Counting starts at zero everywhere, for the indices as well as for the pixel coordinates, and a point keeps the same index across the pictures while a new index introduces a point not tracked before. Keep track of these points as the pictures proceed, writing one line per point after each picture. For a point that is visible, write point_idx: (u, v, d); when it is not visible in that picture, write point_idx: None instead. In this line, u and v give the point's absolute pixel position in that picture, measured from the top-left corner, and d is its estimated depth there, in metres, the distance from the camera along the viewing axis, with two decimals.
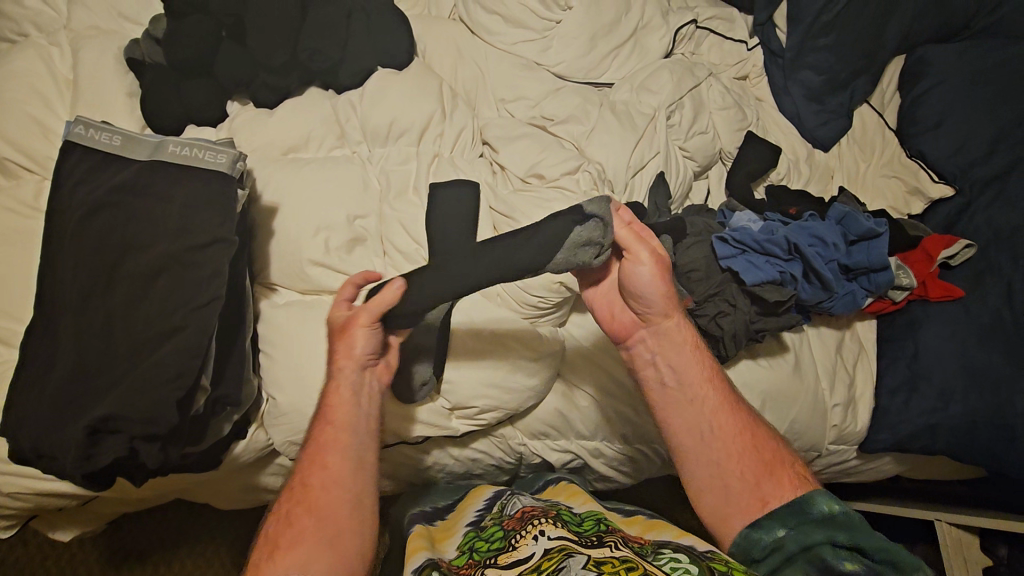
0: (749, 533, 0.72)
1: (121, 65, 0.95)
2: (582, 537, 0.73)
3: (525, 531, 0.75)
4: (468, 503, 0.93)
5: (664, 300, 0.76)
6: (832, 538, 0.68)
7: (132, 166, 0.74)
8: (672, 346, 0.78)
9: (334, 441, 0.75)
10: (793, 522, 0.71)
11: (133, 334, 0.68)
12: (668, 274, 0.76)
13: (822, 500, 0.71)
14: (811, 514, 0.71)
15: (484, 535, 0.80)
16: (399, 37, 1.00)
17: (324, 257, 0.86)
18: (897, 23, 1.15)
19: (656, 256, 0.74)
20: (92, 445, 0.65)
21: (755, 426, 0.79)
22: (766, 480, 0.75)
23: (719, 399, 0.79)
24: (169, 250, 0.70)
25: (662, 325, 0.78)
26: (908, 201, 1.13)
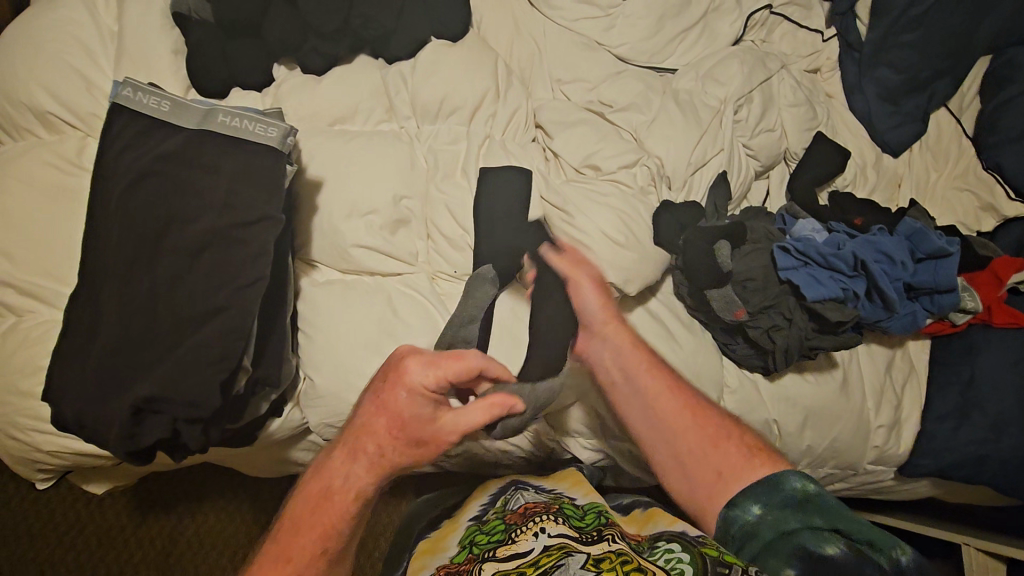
0: (726, 514, 0.69)
1: (167, 20, 0.90)
2: (583, 532, 0.73)
3: (525, 527, 0.75)
4: (474, 497, 0.90)
5: (606, 308, 0.82)
6: (810, 524, 0.62)
7: (181, 134, 0.70)
8: (620, 349, 0.82)
9: (308, 527, 0.67)
10: (765, 500, 0.67)
11: (177, 311, 0.67)
12: (607, 290, 0.83)
13: (796, 479, 0.67)
14: (783, 493, 0.66)
15: (486, 529, 0.78)
16: (456, 6, 0.94)
17: (367, 238, 0.84)
18: (991, 23, 1.06)
19: (595, 279, 0.81)
20: (135, 423, 0.65)
21: (710, 415, 0.79)
22: (715, 453, 0.74)
23: (672, 398, 0.80)
24: (215, 226, 0.68)
25: (611, 331, 0.82)
26: (980, 217, 1.07)
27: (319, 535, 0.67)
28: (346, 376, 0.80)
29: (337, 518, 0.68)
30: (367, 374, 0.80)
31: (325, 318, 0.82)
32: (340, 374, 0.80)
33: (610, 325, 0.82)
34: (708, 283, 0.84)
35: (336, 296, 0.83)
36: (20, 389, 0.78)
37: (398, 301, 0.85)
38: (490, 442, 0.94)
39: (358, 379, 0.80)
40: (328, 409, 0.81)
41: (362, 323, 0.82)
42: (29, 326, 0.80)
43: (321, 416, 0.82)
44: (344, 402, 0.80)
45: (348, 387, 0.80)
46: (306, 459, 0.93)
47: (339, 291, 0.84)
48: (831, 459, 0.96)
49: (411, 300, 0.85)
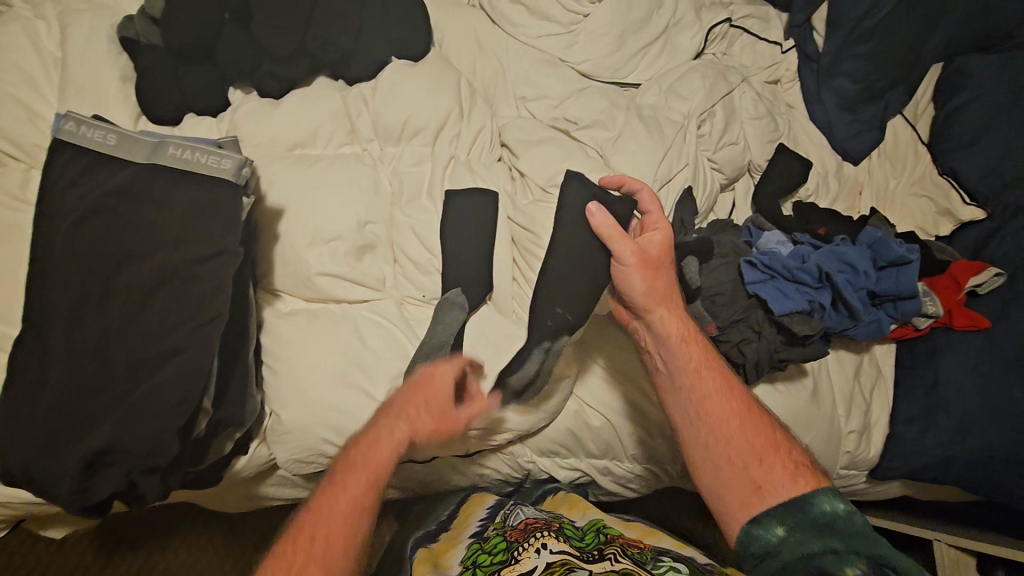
0: (749, 530, 0.69)
1: (115, 45, 0.87)
2: (584, 550, 0.74)
3: (527, 544, 0.76)
4: (468, 512, 0.91)
5: (657, 288, 0.78)
6: (830, 547, 0.64)
7: (128, 168, 0.67)
8: (666, 336, 0.78)
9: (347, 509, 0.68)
10: (793, 521, 0.67)
11: (130, 355, 0.64)
12: (662, 270, 0.79)
13: (826, 500, 0.68)
14: (811, 513, 0.67)
15: (487, 547, 0.79)
16: (416, 25, 0.93)
17: (332, 266, 0.82)
18: (940, 32, 1.09)
19: (639, 252, 0.77)
20: (87, 476, 0.62)
21: (757, 420, 0.76)
22: (756, 464, 0.72)
23: (717, 386, 0.77)
24: (169, 264, 0.66)
25: (659, 313, 0.78)
26: (936, 222, 1.10)
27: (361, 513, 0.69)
28: (313, 409, 0.78)
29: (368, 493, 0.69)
30: (336, 407, 0.78)
31: (289, 350, 0.79)
32: (307, 408, 0.78)
33: (660, 306, 0.78)
34: None
35: (301, 327, 0.81)
36: None
37: (365, 330, 0.82)
38: (466, 466, 0.93)
39: (326, 412, 0.78)
40: (296, 444, 0.79)
41: (329, 353, 0.79)
42: None
43: (289, 452, 0.79)
44: (312, 437, 0.78)
45: (315, 420, 0.78)
46: (277, 494, 0.91)
47: (304, 321, 0.82)
48: None
49: (378, 328, 0.83)
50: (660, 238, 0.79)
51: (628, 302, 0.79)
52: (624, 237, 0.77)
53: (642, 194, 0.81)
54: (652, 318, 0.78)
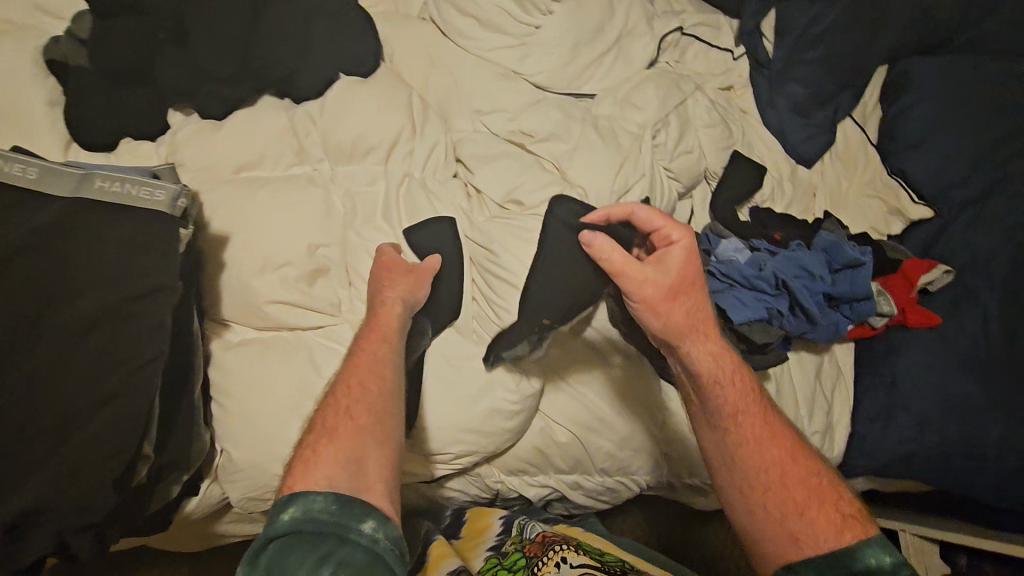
0: (782, 573, 0.62)
1: (40, 68, 0.82)
2: (604, 564, 0.71)
3: (548, 557, 0.73)
4: (484, 526, 0.90)
5: (681, 318, 0.71)
6: None
7: (50, 202, 0.63)
8: (694, 367, 0.71)
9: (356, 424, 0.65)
10: (826, 570, 0.60)
11: (57, 408, 0.59)
12: (683, 297, 0.71)
13: (869, 554, 0.60)
14: (850, 566, 0.60)
15: (506, 563, 0.78)
16: (365, 41, 0.91)
17: (283, 293, 0.79)
18: (884, 37, 1.12)
19: (653, 282, 0.70)
20: (15, 538, 0.57)
21: (800, 463, 0.68)
22: (795, 516, 0.64)
23: (755, 423, 0.70)
24: (99, 305, 0.62)
25: (685, 344, 0.71)
26: (888, 222, 1.12)
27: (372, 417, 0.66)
28: (267, 444, 0.74)
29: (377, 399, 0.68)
30: (290, 442, 0.75)
31: (241, 384, 0.76)
32: (260, 444, 0.74)
33: (685, 336, 0.71)
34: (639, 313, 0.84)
35: (252, 359, 0.77)
36: None
37: (321, 359, 0.80)
38: (433, 490, 0.91)
39: (280, 447, 0.75)
40: (250, 483, 0.75)
41: (283, 384, 0.77)
42: None
43: (244, 490, 0.76)
44: (266, 474, 0.75)
45: (268, 456, 0.74)
46: (233, 532, 0.86)
47: (254, 353, 0.79)
48: None
49: (334, 355, 0.81)
50: (679, 256, 0.72)
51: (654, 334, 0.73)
52: (632, 263, 0.71)
53: (635, 212, 0.75)
54: (680, 349, 0.72)
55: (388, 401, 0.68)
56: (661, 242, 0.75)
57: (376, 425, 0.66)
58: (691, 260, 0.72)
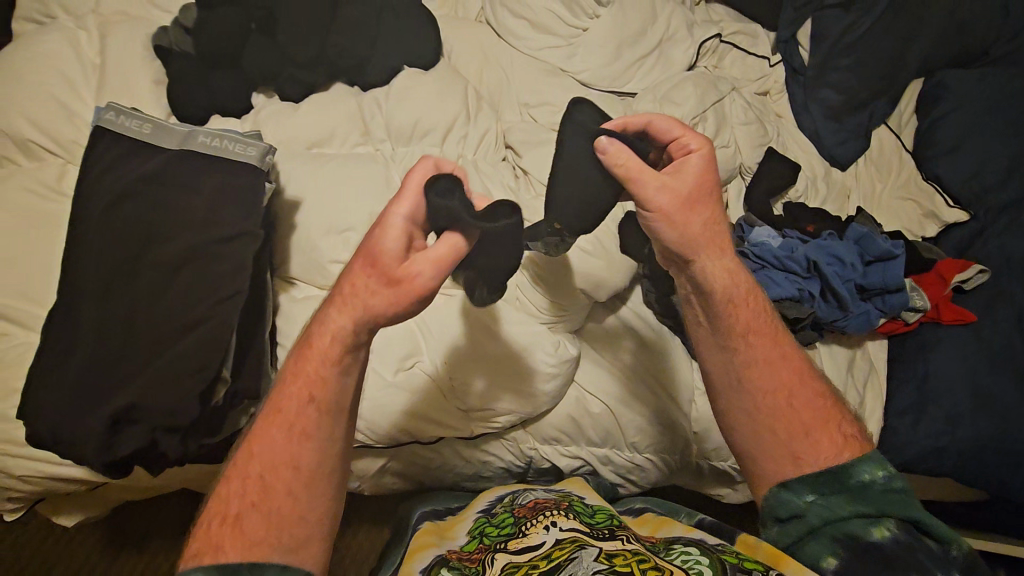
0: (779, 495, 0.67)
1: (148, 52, 0.94)
2: (594, 529, 0.73)
3: (536, 521, 0.76)
4: (477, 498, 0.92)
5: (699, 229, 0.68)
6: (859, 512, 0.64)
7: (162, 154, 0.73)
8: (705, 281, 0.70)
9: (283, 437, 0.59)
10: (823, 490, 0.66)
11: (154, 328, 0.68)
12: (698, 206, 0.68)
13: (864, 470, 0.66)
14: (847, 482, 0.65)
15: (495, 521, 0.81)
16: (428, 36, 1.00)
17: (345, 254, 0.87)
18: (919, 48, 1.16)
19: (670, 188, 0.66)
20: (112, 434, 0.66)
21: (807, 388, 0.70)
22: (800, 438, 0.67)
23: (763, 346, 0.70)
24: (192, 243, 0.70)
25: (697, 256, 0.69)
26: (922, 224, 1.14)
27: (295, 445, 0.59)
28: None
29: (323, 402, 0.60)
30: None
31: None
32: None
33: (700, 249, 0.68)
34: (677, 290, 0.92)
35: (316, 311, 0.85)
36: None
37: None
38: (470, 452, 0.96)
39: None
40: None
41: None
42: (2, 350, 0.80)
43: None
44: None
45: None
46: None
47: (317, 307, 0.86)
48: None
49: None
50: (697, 163, 0.68)
51: (663, 246, 0.70)
52: (648, 171, 0.67)
53: (654, 122, 0.71)
54: (692, 261, 0.69)
55: (324, 429, 0.60)
56: (677, 151, 0.70)
57: (297, 468, 0.59)
58: (708, 168, 0.68)
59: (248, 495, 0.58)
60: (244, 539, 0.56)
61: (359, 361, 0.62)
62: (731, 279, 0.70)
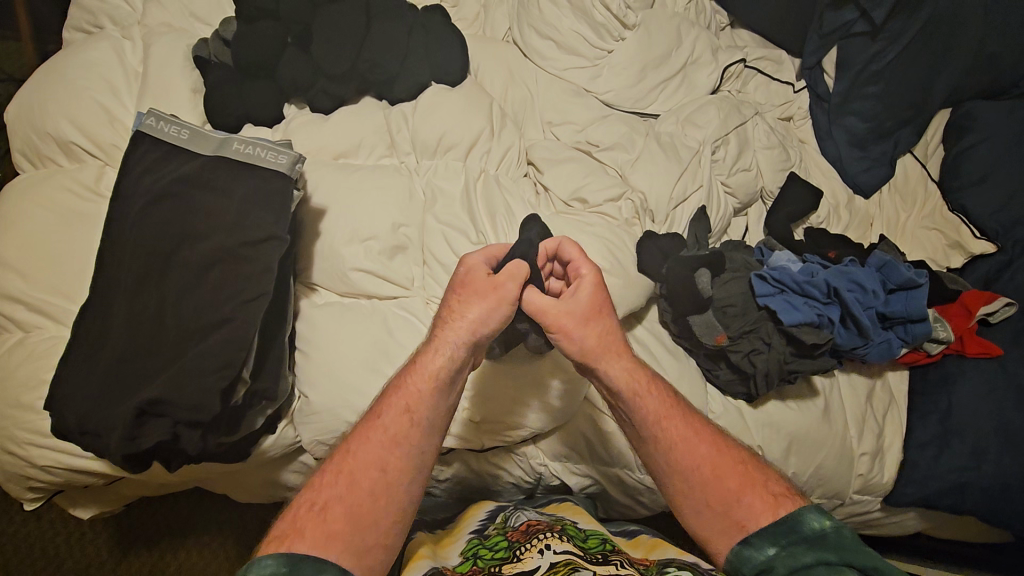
0: (738, 552, 0.68)
1: (188, 61, 0.98)
2: (588, 553, 0.74)
3: (531, 544, 0.76)
4: (468, 516, 0.93)
5: (593, 343, 0.73)
6: (824, 561, 0.64)
7: (196, 159, 0.76)
8: (616, 386, 0.73)
9: (381, 443, 0.68)
10: (784, 541, 0.67)
11: (185, 323, 0.70)
12: (597, 320, 0.74)
13: (814, 518, 0.67)
14: (802, 532, 0.67)
15: (488, 544, 0.81)
16: (455, 53, 1.03)
17: (367, 262, 0.89)
18: (948, 78, 1.15)
19: (568, 315, 0.72)
20: (137, 426, 0.67)
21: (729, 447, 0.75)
22: (734, 505, 0.70)
23: (681, 423, 0.74)
24: (223, 245, 0.73)
25: (601, 365, 0.73)
26: (948, 255, 1.12)
27: (389, 446, 0.68)
28: (341, 393, 0.82)
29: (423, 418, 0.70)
30: (360, 391, 0.83)
31: (322, 337, 0.85)
32: (336, 391, 0.82)
33: (601, 358, 0.73)
34: (690, 309, 0.89)
35: (334, 316, 0.87)
36: (22, 402, 0.81)
37: (393, 324, 0.88)
38: (481, 465, 0.97)
39: (352, 394, 0.82)
40: (321, 426, 0.83)
41: (358, 343, 0.85)
42: (35, 341, 0.83)
43: (314, 433, 0.84)
44: (337, 419, 0.83)
45: (341, 403, 0.82)
46: (294, 483, 0.95)
47: (337, 313, 0.88)
48: (816, 488, 0.97)
49: (405, 323, 0.88)
50: (587, 286, 0.74)
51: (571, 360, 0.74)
52: (547, 304, 0.72)
53: (562, 248, 0.78)
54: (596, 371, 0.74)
55: (416, 443, 0.70)
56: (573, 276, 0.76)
57: (384, 473, 0.68)
58: (597, 287, 0.74)
59: (338, 493, 0.66)
60: (328, 531, 0.63)
61: (452, 392, 0.73)
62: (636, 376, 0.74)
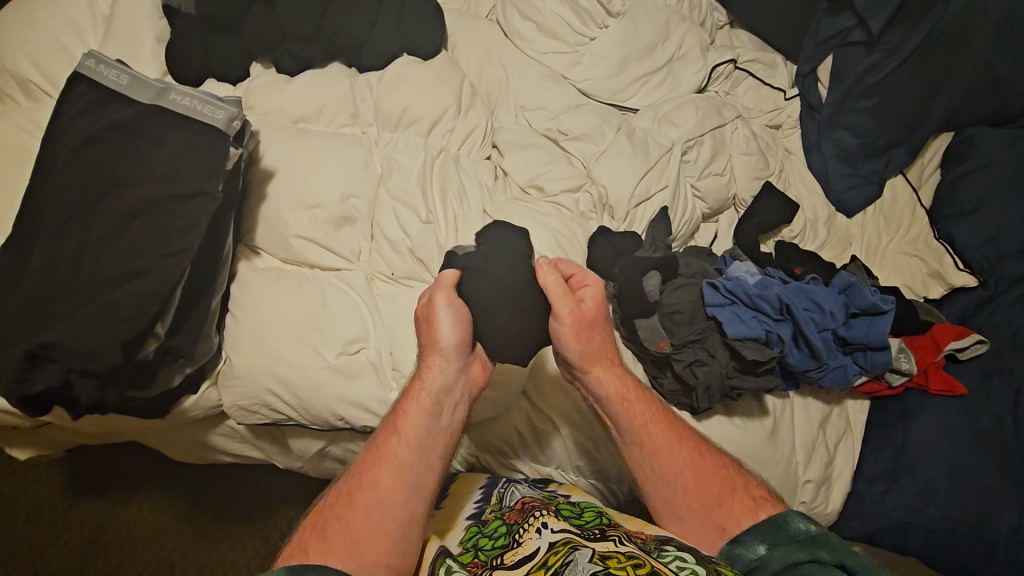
0: (729, 551, 0.73)
1: (156, 10, 0.95)
2: (585, 530, 0.71)
3: (527, 525, 0.73)
4: (466, 491, 0.87)
5: (592, 349, 0.77)
6: (816, 556, 0.68)
7: (134, 107, 0.74)
8: (619, 391, 0.79)
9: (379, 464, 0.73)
10: (772, 540, 0.72)
11: (98, 271, 0.69)
12: (596, 327, 0.77)
13: (799, 521, 0.72)
14: (789, 532, 0.72)
15: (487, 530, 0.77)
16: (431, 27, 1.00)
17: (310, 231, 0.87)
18: (948, 99, 1.09)
19: (577, 315, 0.75)
20: (29, 369, 0.67)
21: (718, 459, 0.80)
22: (721, 511, 0.75)
23: (677, 441, 0.79)
24: (150, 194, 0.71)
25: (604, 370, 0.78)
26: (926, 284, 1.07)
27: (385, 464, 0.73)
28: (264, 361, 0.80)
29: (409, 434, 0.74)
30: (284, 359, 0.80)
31: (253, 302, 0.83)
32: (258, 357, 0.81)
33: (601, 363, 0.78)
34: (637, 312, 0.86)
35: (269, 283, 0.85)
36: None
37: (329, 295, 0.85)
38: None
39: (274, 362, 0.80)
40: (242, 392, 0.81)
41: (290, 310, 0.83)
42: None
43: (235, 397, 0.82)
44: (258, 386, 0.81)
45: (263, 369, 0.80)
46: (225, 447, 0.94)
47: (274, 278, 0.86)
48: None
49: (341, 294, 0.86)
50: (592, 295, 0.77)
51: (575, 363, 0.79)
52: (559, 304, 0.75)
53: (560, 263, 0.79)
54: (597, 376, 0.78)
55: (404, 459, 0.73)
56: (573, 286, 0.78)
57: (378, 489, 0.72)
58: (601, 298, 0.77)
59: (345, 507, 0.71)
60: (336, 541, 0.68)
61: (437, 410, 0.75)
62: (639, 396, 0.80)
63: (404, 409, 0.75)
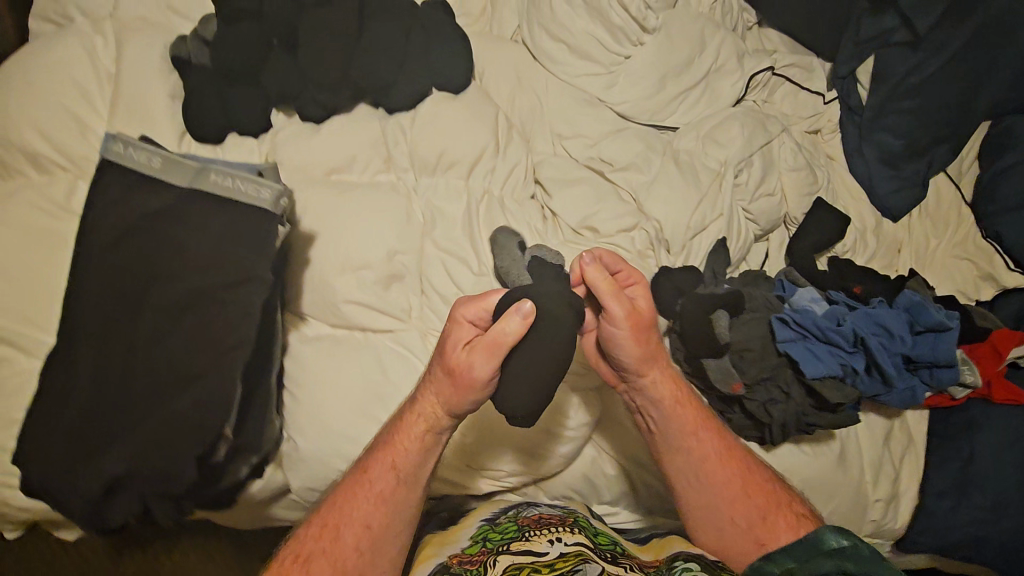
0: (760, 566, 0.72)
1: (166, 65, 0.89)
2: (598, 547, 0.72)
3: (539, 528, 0.73)
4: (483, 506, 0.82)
5: (645, 355, 0.74)
6: (843, 568, 0.67)
7: (171, 192, 0.69)
8: (659, 400, 0.76)
9: (371, 497, 0.71)
10: (804, 556, 0.71)
11: (155, 380, 0.65)
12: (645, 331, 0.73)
13: (832, 537, 0.71)
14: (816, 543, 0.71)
15: (497, 525, 0.76)
16: (458, 57, 0.93)
17: (358, 294, 0.83)
18: (992, 92, 1.05)
19: (631, 317, 0.71)
20: (107, 496, 0.65)
21: (756, 471, 0.78)
22: (760, 526, 0.74)
23: (716, 450, 0.77)
24: (198, 288, 0.66)
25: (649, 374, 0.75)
26: (978, 286, 1.07)
27: (375, 496, 0.71)
28: (331, 440, 0.78)
29: (405, 464, 0.71)
30: (353, 435, 0.78)
31: (310, 378, 0.80)
32: (324, 437, 0.78)
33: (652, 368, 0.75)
34: (706, 353, 0.83)
35: (324, 356, 0.81)
36: None
37: (387, 361, 0.82)
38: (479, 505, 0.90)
39: (342, 440, 0.78)
40: (311, 473, 0.79)
41: (352, 382, 0.80)
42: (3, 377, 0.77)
43: (305, 479, 0.79)
44: (327, 465, 0.78)
45: (331, 448, 0.78)
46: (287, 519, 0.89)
47: (326, 349, 0.82)
48: None
49: (400, 360, 0.82)
50: (641, 295, 0.73)
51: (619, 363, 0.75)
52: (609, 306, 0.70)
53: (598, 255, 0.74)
54: (647, 381, 0.75)
55: (398, 495, 0.71)
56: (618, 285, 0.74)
57: (369, 523, 0.70)
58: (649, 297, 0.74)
59: (332, 535, 0.69)
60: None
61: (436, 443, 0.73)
62: (679, 401, 0.77)
63: (401, 437, 0.72)
